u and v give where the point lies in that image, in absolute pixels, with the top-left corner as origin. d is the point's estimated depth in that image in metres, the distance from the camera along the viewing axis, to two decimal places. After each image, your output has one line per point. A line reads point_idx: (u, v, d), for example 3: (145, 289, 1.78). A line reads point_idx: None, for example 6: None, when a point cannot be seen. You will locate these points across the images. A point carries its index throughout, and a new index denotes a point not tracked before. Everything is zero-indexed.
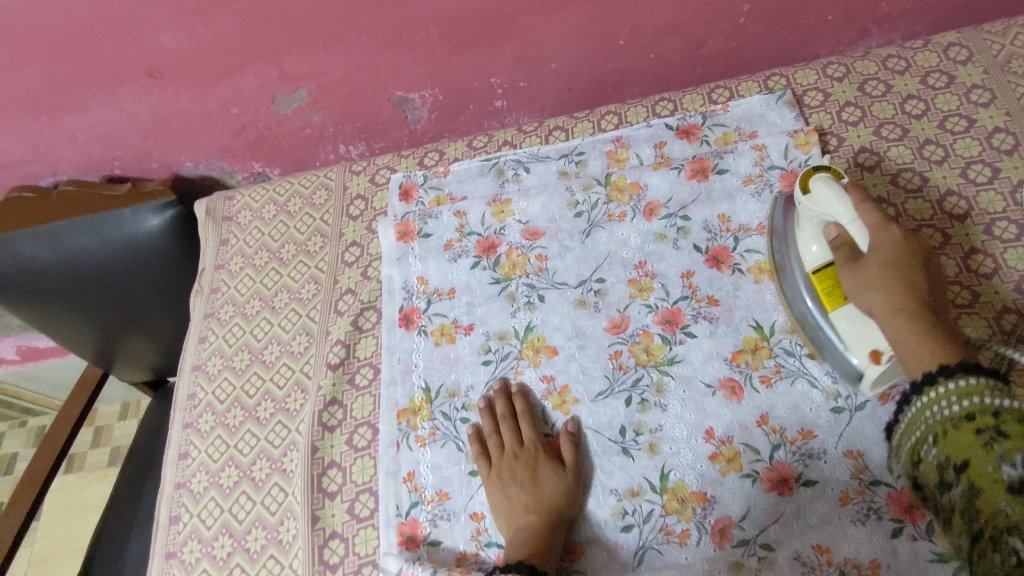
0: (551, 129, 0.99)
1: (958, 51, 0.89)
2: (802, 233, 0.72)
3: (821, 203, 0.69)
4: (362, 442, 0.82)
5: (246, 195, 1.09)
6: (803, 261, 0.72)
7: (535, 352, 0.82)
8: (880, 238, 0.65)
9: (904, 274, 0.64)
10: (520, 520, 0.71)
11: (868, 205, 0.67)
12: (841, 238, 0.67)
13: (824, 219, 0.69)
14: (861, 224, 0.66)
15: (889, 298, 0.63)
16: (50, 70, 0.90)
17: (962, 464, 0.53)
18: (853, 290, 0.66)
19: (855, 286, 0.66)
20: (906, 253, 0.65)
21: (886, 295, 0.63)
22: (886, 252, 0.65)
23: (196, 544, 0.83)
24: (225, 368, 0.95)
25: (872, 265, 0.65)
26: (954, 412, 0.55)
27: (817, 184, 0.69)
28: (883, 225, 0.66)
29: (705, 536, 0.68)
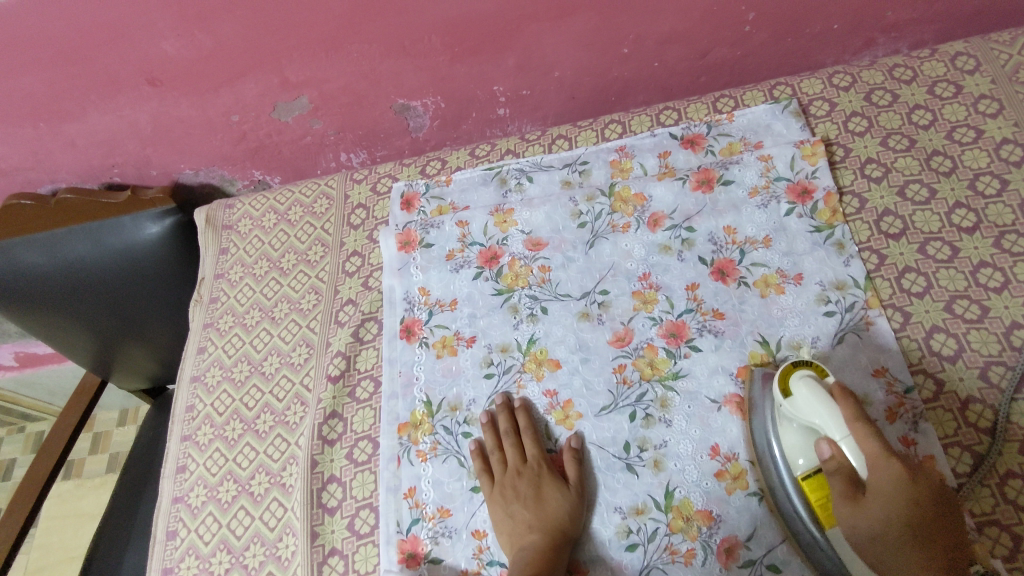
0: (554, 138, 0.98)
1: (965, 60, 0.88)
2: (786, 437, 0.65)
3: (809, 412, 0.62)
4: (362, 457, 0.81)
5: (246, 203, 1.08)
6: (788, 463, 0.65)
7: (538, 365, 0.81)
8: (880, 476, 0.57)
9: (911, 515, 0.56)
10: (523, 538, 0.69)
11: (863, 424, 0.59)
12: (837, 465, 0.59)
13: (811, 430, 0.62)
14: (856, 451, 0.59)
15: (901, 552, 0.56)
16: (49, 77, 0.89)
17: None
18: (854, 538, 0.58)
19: (855, 528, 0.58)
20: (910, 491, 0.57)
21: (894, 560, 0.56)
22: (889, 492, 0.57)
23: (194, 560, 0.82)
24: (223, 380, 0.94)
25: (874, 508, 0.57)
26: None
27: (798, 386, 0.63)
28: (883, 458, 0.57)
29: (711, 555, 0.67)
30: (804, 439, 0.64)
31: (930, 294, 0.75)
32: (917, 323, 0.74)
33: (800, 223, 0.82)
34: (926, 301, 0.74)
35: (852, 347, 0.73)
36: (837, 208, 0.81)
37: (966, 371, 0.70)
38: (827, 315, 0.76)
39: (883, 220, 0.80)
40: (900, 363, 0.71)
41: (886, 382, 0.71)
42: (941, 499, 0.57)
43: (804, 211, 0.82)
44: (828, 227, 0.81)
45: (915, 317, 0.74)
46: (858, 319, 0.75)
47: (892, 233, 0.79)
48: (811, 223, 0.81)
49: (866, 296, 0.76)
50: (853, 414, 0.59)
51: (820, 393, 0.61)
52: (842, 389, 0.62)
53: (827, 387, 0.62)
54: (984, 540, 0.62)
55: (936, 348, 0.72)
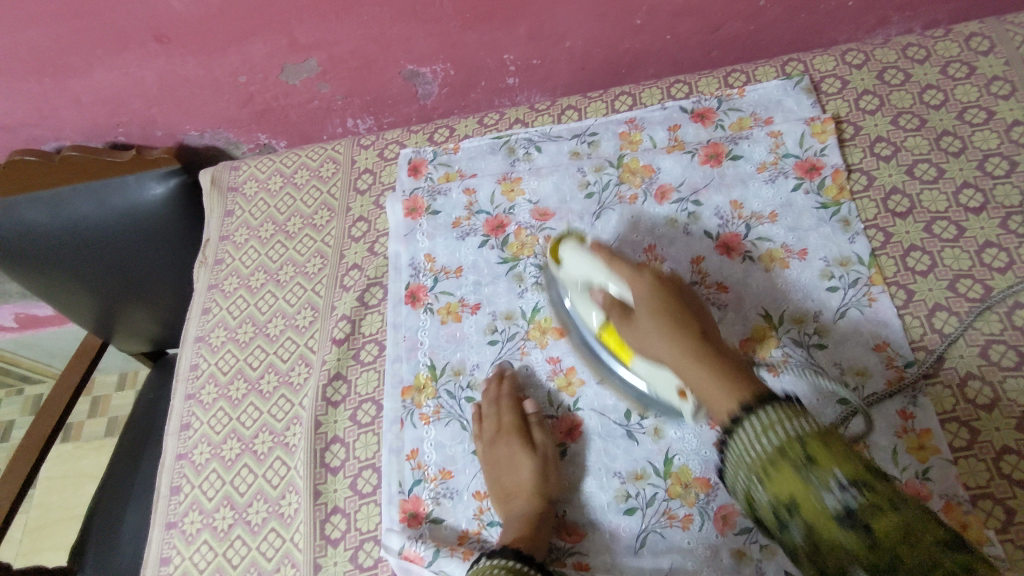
0: (564, 109, 0.98)
1: (979, 41, 0.88)
2: (579, 306, 0.73)
3: (576, 270, 0.71)
4: (366, 418, 0.82)
5: (252, 165, 1.08)
6: (587, 324, 0.73)
7: (541, 334, 0.81)
8: (640, 286, 0.64)
9: (673, 313, 0.62)
10: (512, 502, 0.71)
11: (616, 258, 0.68)
12: (608, 303, 0.67)
13: (587, 284, 0.70)
14: (618, 279, 0.67)
15: (664, 341, 0.61)
16: (56, 31, 0.89)
17: (790, 502, 0.48)
18: (636, 346, 0.64)
19: (631, 335, 0.64)
20: (666, 292, 0.64)
21: (658, 343, 0.61)
22: (646, 297, 0.63)
23: (197, 515, 0.83)
24: (227, 340, 0.95)
25: (641, 316, 0.63)
26: (769, 449, 0.50)
27: (566, 252, 0.73)
28: (636, 274, 0.65)
29: (708, 522, 0.68)
30: (584, 299, 0.72)
31: (935, 272, 0.75)
32: (920, 301, 0.74)
33: (806, 200, 0.82)
34: (930, 278, 0.75)
35: (854, 322, 0.74)
36: (845, 185, 0.82)
37: (966, 350, 0.71)
38: (829, 290, 0.76)
39: (890, 199, 0.81)
40: (901, 339, 0.72)
41: (886, 357, 0.72)
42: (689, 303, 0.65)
43: (811, 187, 0.82)
44: (835, 205, 0.81)
45: (918, 295, 0.74)
46: (861, 295, 0.75)
47: (899, 212, 0.80)
48: (818, 200, 0.81)
49: (870, 273, 0.76)
50: (610, 259, 0.68)
51: (581, 250, 0.71)
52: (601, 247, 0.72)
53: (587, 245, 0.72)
54: (977, 513, 0.63)
55: (938, 325, 0.73)
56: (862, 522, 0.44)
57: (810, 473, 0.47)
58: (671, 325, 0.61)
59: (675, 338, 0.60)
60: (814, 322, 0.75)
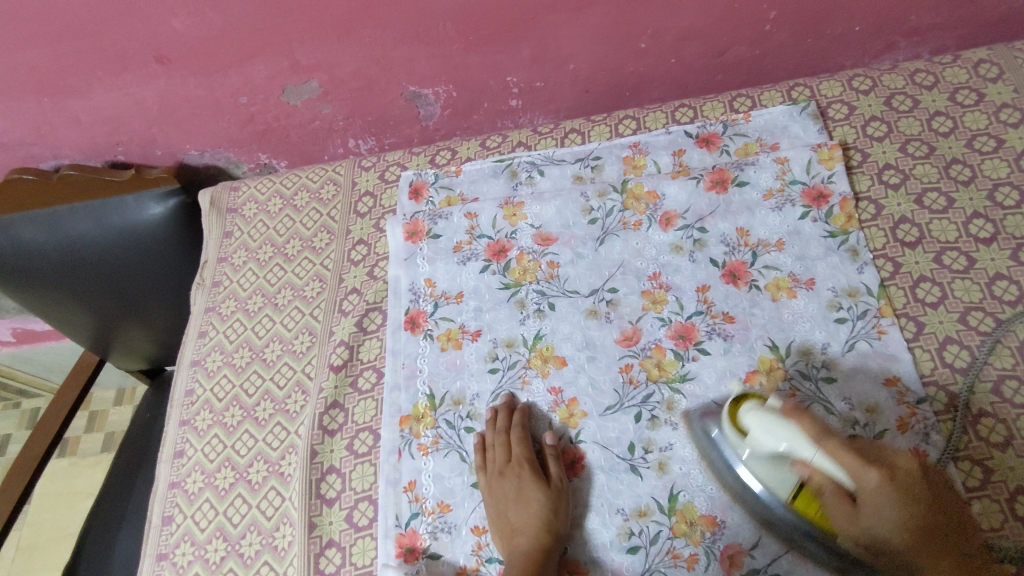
0: (567, 132, 0.97)
1: (988, 68, 0.86)
2: (755, 468, 0.64)
3: (771, 443, 0.61)
4: (363, 448, 0.80)
5: (251, 185, 1.06)
6: (767, 487, 0.64)
7: (543, 362, 0.79)
8: (868, 483, 0.56)
9: (908, 507, 0.57)
10: (512, 540, 0.69)
11: (833, 440, 0.58)
12: (817, 482, 0.59)
13: (784, 455, 0.61)
14: (836, 464, 0.57)
15: (900, 537, 0.56)
16: (56, 51, 0.88)
17: None
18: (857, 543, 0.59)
19: (848, 524, 0.58)
20: (897, 484, 0.57)
21: (895, 540, 0.57)
22: (879, 500, 0.56)
23: (189, 547, 0.81)
24: (224, 365, 0.93)
25: (868, 514, 0.57)
26: None
27: (751, 419, 0.63)
28: (864, 467, 0.56)
29: (714, 562, 0.66)
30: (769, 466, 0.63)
31: (945, 304, 0.74)
32: (931, 333, 0.72)
33: (814, 228, 0.80)
34: (940, 311, 0.73)
35: (862, 354, 0.72)
36: (853, 213, 0.80)
37: (978, 385, 0.69)
38: (838, 321, 0.75)
39: (899, 228, 0.79)
40: (912, 374, 0.70)
41: (897, 392, 0.70)
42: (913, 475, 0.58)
43: (819, 215, 0.81)
44: (843, 233, 0.79)
45: (928, 327, 0.73)
46: (870, 327, 0.74)
47: (908, 241, 0.78)
48: (825, 228, 0.80)
49: (879, 304, 0.75)
50: (826, 437, 0.58)
51: (774, 419, 0.61)
52: (796, 406, 0.61)
53: (777, 410, 0.62)
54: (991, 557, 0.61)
55: (949, 359, 0.71)
56: None
57: None
58: (912, 525, 0.56)
59: (915, 535, 0.56)
60: (822, 355, 0.73)
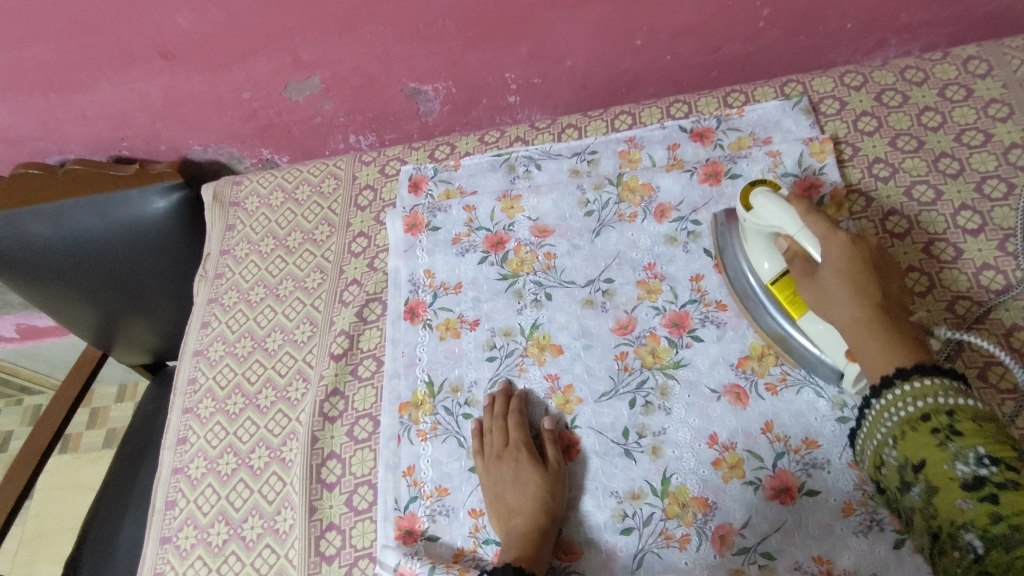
0: (564, 127, 0.98)
1: (977, 64, 0.88)
2: (753, 248, 0.73)
3: (767, 216, 0.68)
4: (363, 434, 0.82)
5: (254, 180, 1.08)
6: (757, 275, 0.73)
7: (540, 350, 0.81)
8: (831, 245, 0.62)
9: (860, 278, 0.61)
10: (509, 521, 0.70)
11: (815, 213, 0.65)
12: (793, 253, 0.67)
13: (773, 228, 0.69)
14: (810, 233, 0.65)
15: (845, 301, 0.60)
16: (63, 47, 0.90)
17: (919, 464, 0.52)
18: (814, 302, 0.64)
19: (806, 286, 0.64)
20: (858, 255, 0.62)
21: (838, 299, 0.61)
22: (836, 258, 0.62)
23: (191, 530, 0.82)
24: (226, 354, 0.95)
25: (824, 274, 0.62)
26: (910, 415, 0.54)
27: (757, 198, 0.70)
28: (833, 232, 0.63)
29: (706, 542, 0.67)
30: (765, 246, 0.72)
31: (933, 293, 0.75)
32: None
33: None
34: (928, 300, 0.75)
35: None
36: (843, 205, 0.82)
37: (966, 371, 0.70)
38: None
39: (888, 220, 0.81)
40: None
41: None
42: (883, 266, 0.63)
43: (810, 206, 0.83)
44: (833, 224, 0.81)
45: (917, 316, 0.74)
46: None
47: (897, 233, 0.80)
48: None
49: None
50: (808, 211, 0.66)
51: (777, 199, 0.68)
52: (801, 198, 0.69)
53: (784, 197, 0.69)
54: None
55: None
56: (987, 493, 0.47)
57: (949, 441, 0.50)
58: (859, 289, 0.60)
59: (860, 299, 0.60)
60: None
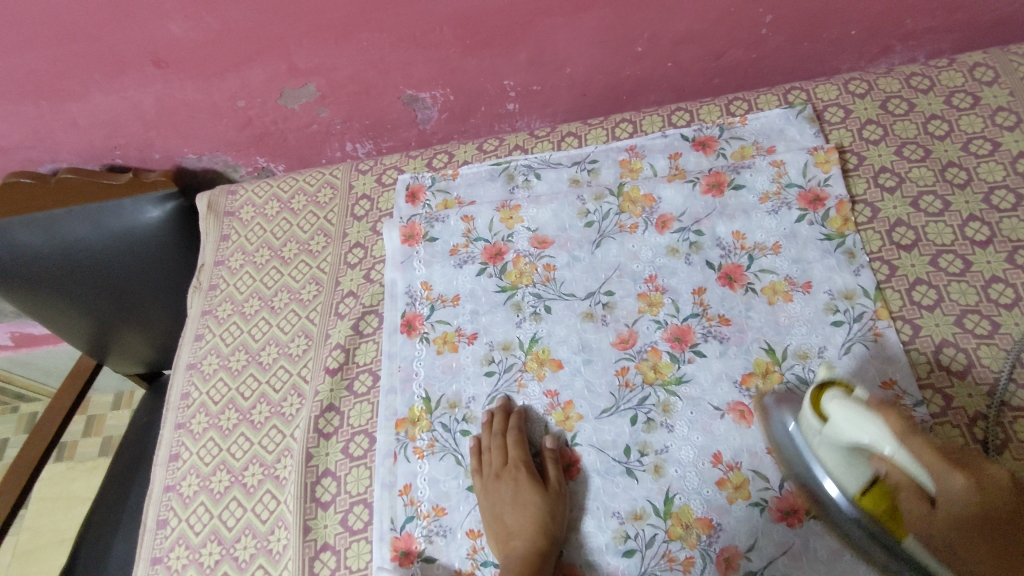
0: (564, 135, 0.97)
1: (983, 71, 0.87)
2: (829, 460, 0.61)
3: (848, 430, 0.57)
4: (359, 452, 0.80)
5: (249, 189, 1.07)
6: (838, 481, 0.61)
7: (539, 365, 0.79)
8: (948, 487, 0.53)
9: (988, 524, 0.54)
10: (508, 544, 0.69)
11: (918, 442, 0.54)
12: (896, 478, 0.57)
13: (860, 447, 0.57)
14: (917, 467, 0.54)
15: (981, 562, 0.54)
16: (54, 55, 0.88)
17: None
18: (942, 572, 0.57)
19: (921, 527, 0.56)
20: (983, 494, 0.54)
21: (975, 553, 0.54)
22: (960, 507, 0.54)
23: (183, 550, 0.80)
24: (220, 368, 0.93)
25: (948, 523, 0.55)
26: None
27: (834, 408, 0.58)
28: (947, 469, 0.53)
29: (710, 565, 0.66)
30: (844, 463, 0.60)
31: (941, 307, 0.73)
32: (927, 337, 0.72)
33: (810, 230, 0.80)
34: (936, 315, 0.73)
35: (858, 358, 0.72)
36: (849, 216, 0.80)
37: (975, 389, 0.69)
38: (834, 324, 0.74)
39: (895, 231, 0.79)
40: (909, 377, 0.70)
41: (894, 395, 0.69)
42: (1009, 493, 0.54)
43: (815, 217, 0.81)
44: (839, 236, 0.79)
45: (924, 331, 0.73)
46: (867, 330, 0.73)
47: (904, 244, 0.78)
48: (822, 231, 0.80)
49: (875, 306, 0.75)
50: (908, 435, 0.54)
51: (856, 409, 0.57)
52: (889, 407, 0.57)
53: (862, 400, 0.57)
54: None
55: (945, 363, 0.71)
56: None
57: None
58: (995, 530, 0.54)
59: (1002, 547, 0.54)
60: (818, 358, 0.73)
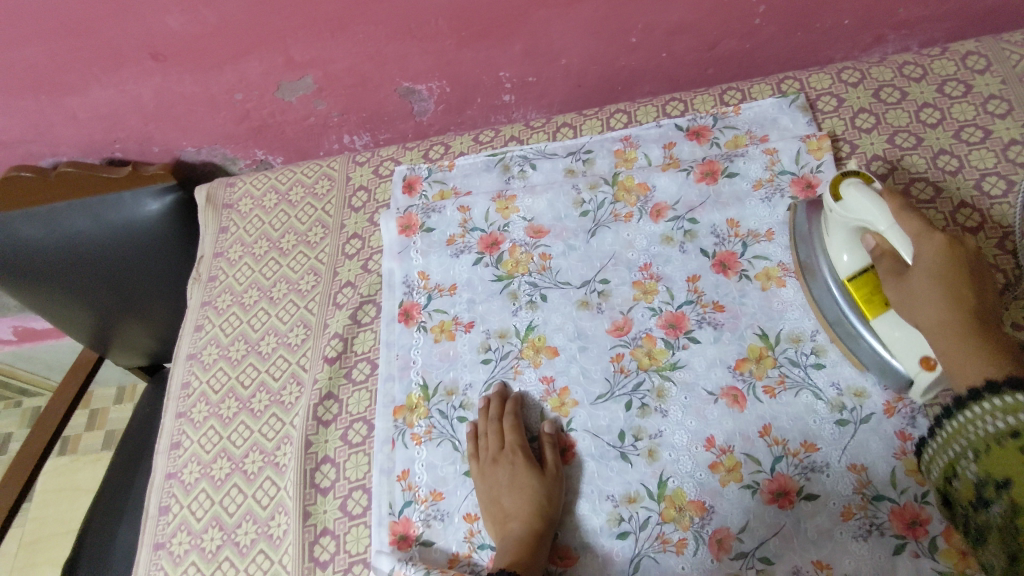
0: (559, 126, 0.98)
1: (975, 60, 0.87)
2: (834, 241, 0.70)
3: (855, 208, 0.65)
4: (357, 438, 0.81)
5: (248, 182, 1.08)
6: (834, 268, 0.71)
7: (535, 352, 0.80)
8: (922, 245, 0.60)
9: (952, 284, 0.59)
10: (505, 526, 0.70)
11: (908, 210, 0.61)
12: (882, 250, 0.64)
13: (860, 222, 0.66)
14: (902, 233, 0.61)
15: (932, 305, 0.59)
16: (52, 49, 0.89)
17: (1002, 481, 0.50)
18: (899, 304, 0.62)
19: (893, 285, 0.62)
20: (953, 260, 0.59)
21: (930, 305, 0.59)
22: (930, 262, 0.59)
23: (185, 536, 0.82)
24: (220, 358, 0.94)
25: (916, 279, 0.60)
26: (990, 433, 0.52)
27: (848, 188, 0.66)
28: (927, 231, 0.60)
29: (702, 546, 0.67)
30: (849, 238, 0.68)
31: None
32: None
33: None
34: None
35: None
36: None
37: None
38: None
39: None
40: None
41: None
42: (977, 270, 0.60)
43: None
44: None
45: None
46: None
47: None
48: None
49: None
50: (900, 205, 0.62)
51: (873, 193, 0.64)
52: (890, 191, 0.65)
53: (876, 188, 0.65)
54: None
55: None
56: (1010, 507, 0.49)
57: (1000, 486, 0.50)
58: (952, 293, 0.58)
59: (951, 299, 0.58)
60: (810, 342, 0.74)
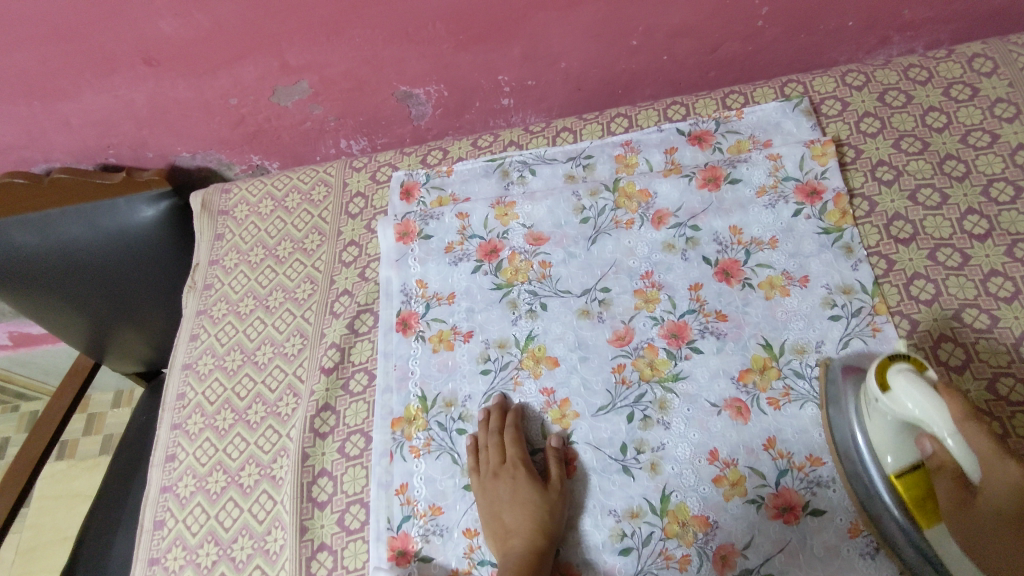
0: (559, 130, 0.96)
1: (982, 62, 0.86)
2: (877, 429, 0.61)
3: (905, 407, 0.56)
4: (354, 451, 0.80)
5: (243, 188, 1.06)
6: (877, 459, 0.62)
7: (535, 363, 0.79)
8: (997, 475, 0.52)
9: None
10: (506, 543, 0.68)
11: (973, 425, 0.53)
12: (940, 463, 0.56)
13: (911, 426, 0.57)
14: (965, 452, 0.53)
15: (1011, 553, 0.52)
16: (43, 54, 0.88)
17: None
18: (962, 536, 0.56)
19: (954, 510, 0.55)
20: None
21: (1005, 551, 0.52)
22: (1005, 494, 0.52)
23: (180, 551, 0.80)
24: (215, 368, 0.93)
25: (982, 509, 0.53)
26: None
27: (896, 379, 0.57)
28: (999, 459, 0.52)
29: (707, 563, 0.66)
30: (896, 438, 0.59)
31: (939, 301, 0.73)
32: (925, 332, 0.72)
33: (807, 225, 0.80)
34: (934, 309, 0.73)
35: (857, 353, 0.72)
36: (847, 209, 0.79)
37: (973, 384, 0.68)
38: (832, 319, 0.74)
39: (893, 225, 0.78)
40: None
41: None
42: None
43: (812, 211, 0.80)
44: (837, 230, 0.79)
45: (922, 326, 0.72)
46: (865, 325, 0.73)
47: (901, 238, 0.77)
48: (819, 225, 0.79)
49: (873, 302, 0.74)
50: (964, 415, 0.53)
51: (923, 389, 0.55)
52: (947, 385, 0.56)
53: (929, 383, 0.56)
54: None
55: (943, 358, 0.70)
56: None
57: None
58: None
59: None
60: (815, 353, 0.73)
